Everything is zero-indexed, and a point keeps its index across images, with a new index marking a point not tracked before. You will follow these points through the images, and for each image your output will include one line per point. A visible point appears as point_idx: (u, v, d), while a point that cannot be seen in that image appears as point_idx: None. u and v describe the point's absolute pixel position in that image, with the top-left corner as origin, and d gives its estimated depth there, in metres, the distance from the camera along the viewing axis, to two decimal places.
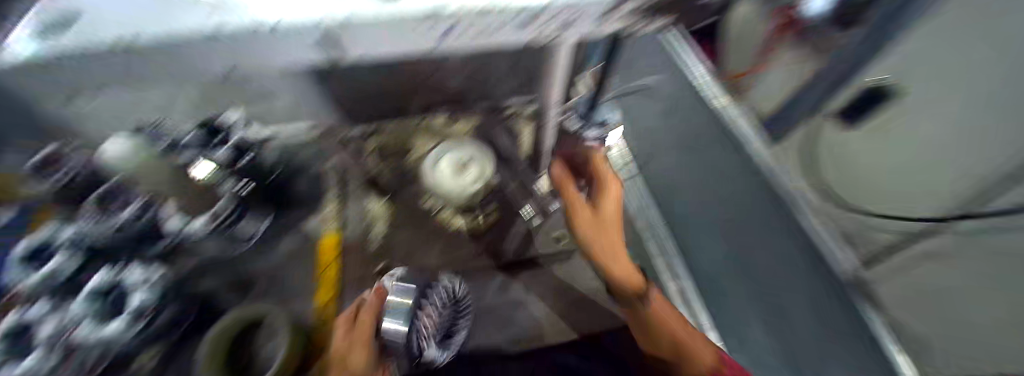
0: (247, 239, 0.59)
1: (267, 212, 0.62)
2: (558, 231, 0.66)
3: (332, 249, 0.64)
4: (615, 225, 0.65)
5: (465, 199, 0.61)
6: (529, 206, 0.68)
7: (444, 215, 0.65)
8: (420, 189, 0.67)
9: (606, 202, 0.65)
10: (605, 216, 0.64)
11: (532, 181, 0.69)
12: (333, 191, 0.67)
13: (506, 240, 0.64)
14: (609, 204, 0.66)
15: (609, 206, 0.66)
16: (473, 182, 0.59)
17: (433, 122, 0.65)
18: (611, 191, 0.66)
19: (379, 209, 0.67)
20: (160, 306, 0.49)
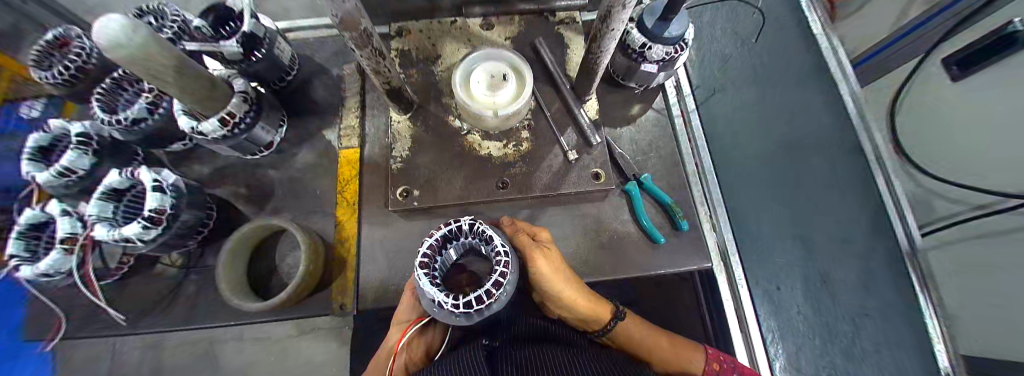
0: (266, 145, 0.61)
1: (281, 118, 0.63)
2: (597, 167, 0.57)
3: (351, 166, 0.60)
4: (581, 285, 0.47)
5: (495, 124, 0.56)
6: (569, 135, 0.59)
7: (473, 140, 0.58)
8: (447, 107, 0.60)
9: (561, 263, 0.46)
10: (556, 275, 0.44)
11: (575, 106, 0.59)
12: (356, 102, 0.64)
13: (539, 169, 0.57)
14: (552, 271, 0.44)
15: (564, 268, 0.45)
16: (510, 103, 0.53)
17: (470, 27, 0.66)
18: (551, 256, 0.45)
19: (402, 124, 0.59)
20: (174, 209, 0.52)
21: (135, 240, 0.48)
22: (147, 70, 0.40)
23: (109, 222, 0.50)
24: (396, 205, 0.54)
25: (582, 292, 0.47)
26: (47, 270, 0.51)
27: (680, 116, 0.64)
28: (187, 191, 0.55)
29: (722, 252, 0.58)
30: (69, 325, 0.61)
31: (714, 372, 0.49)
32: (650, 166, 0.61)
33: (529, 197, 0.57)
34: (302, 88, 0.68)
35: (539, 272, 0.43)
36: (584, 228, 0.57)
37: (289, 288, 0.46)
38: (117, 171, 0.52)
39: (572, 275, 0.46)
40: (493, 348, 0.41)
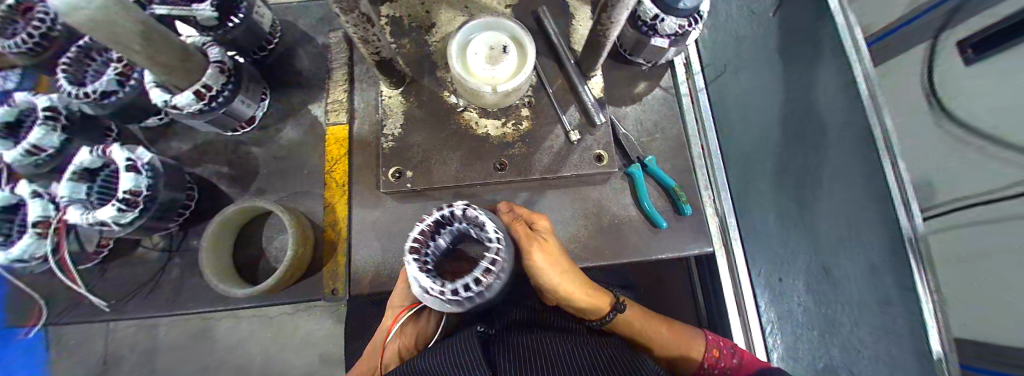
0: (247, 121, 0.57)
1: (263, 91, 0.58)
2: (600, 148, 0.55)
3: (339, 144, 0.56)
4: (579, 276, 0.46)
5: (494, 101, 0.53)
6: (572, 114, 0.55)
7: (469, 118, 0.54)
8: (443, 81, 0.56)
9: (558, 255, 0.44)
10: (552, 270, 0.42)
11: (579, 83, 0.55)
12: (344, 74, 0.60)
13: (539, 150, 0.54)
14: (547, 266, 0.42)
15: (562, 260, 0.44)
16: (509, 79, 0.50)
17: None
18: (548, 248, 0.43)
19: (394, 99, 0.56)
20: (151, 191, 0.49)
21: (111, 224, 0.45)
22: (108, 36, 0.36)
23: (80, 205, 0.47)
24: (388, 186, 0.52)
25: (580, 285, 0.46)
26: (21, 255, 0.48)
27: (687, 95, 0.61)
28: (163, 171, 0.51)
29: (722, 237, 0.58)
30: (50, 308, 0.59)
31: (712, 358, 0.50)
32: (655, 148, 0.58)
33: (529, 179, 0.55)
34: (285, 57, 0.63)
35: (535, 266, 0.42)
36: (584, 211, 0.55)
37: (275, 274, 0.44)
38: (86, 149, 0.48)
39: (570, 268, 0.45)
40: (489, 336, 0.39)
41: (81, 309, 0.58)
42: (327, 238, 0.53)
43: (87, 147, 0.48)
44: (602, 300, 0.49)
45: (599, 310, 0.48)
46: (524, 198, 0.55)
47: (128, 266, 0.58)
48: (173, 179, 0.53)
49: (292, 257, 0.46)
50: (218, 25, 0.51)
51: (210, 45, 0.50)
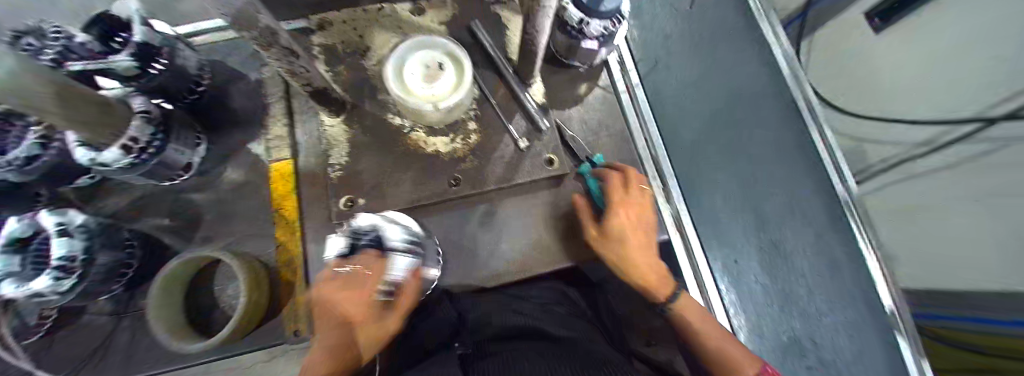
0: (185, 167, 0.55)
1: (197, 136, 0.56)
2: (549, 152, 0.56)
3: (286, 180, 0.55)
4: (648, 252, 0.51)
5: (439, 118, 0.53)
6: (517, 122, 0.56)
7: (417, 138, 0.54)
8: (386, 104, 0.56)
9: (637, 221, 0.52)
10: (617, 241, 0.50)
11: (520, 91, 0.57)
12: (285, 109, 0.59)
13: (490, 161, 0.55)
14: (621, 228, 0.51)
15: (631, 231, 0.51)
16: (449, 95, 0.51)
17: (400, 14, 0.61)
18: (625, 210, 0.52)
19: (337, 128, 0.55)
20: (88, 255, 0.46)
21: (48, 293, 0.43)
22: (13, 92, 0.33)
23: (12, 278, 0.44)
24: (341, 216, 0.51)
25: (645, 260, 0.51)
26: None
27: (626, 90, 0.64)
28: (103, 231, 0.49)
29: (676, 222, 0.60)
30: None
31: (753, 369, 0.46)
32: (602, 146, 0.60)
33: (484, 191, 0.55)
34: (220, 98, 0.61)
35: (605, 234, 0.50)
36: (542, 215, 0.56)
37: (227, 325, 0.42)
38: (13, 218, 0.45)
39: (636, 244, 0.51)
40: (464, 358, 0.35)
41: None
42: (285, 279, 0.51)
43: (14, 217, 0.45)
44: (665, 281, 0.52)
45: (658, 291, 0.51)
46: (482, 210, 0.56)
47: (69, 340, 0.54)
48: (109, 239, 0.50)
49: (244, 304, 0.44)
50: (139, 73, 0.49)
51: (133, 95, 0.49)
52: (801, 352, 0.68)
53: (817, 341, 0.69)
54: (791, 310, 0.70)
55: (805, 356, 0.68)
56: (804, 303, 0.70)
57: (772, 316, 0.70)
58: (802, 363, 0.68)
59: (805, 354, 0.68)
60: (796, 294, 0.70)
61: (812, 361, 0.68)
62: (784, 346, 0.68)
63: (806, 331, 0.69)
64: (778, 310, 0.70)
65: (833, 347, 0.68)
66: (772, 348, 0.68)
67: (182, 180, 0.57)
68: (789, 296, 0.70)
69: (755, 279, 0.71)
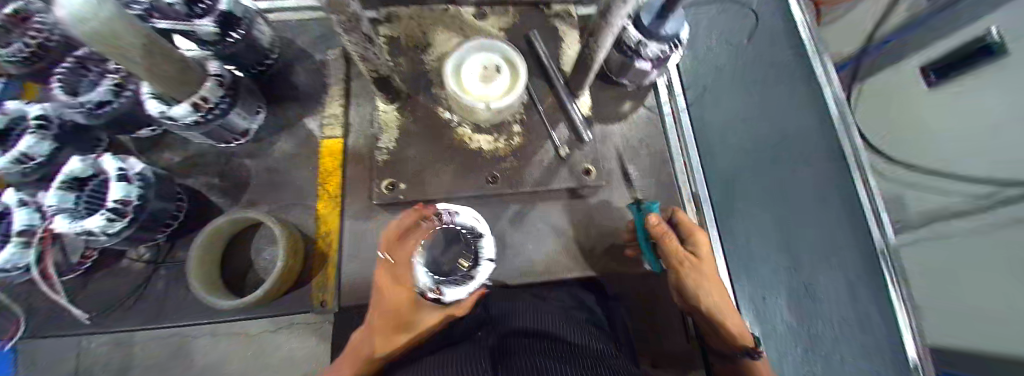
0: (241, 134, 0.57)
1: (257, 105, 0.59)
2: (588, 163, 0.58)
3: (333, 157, 0.57)
4: (737, 306, 0.48)
5: (487, 117, 0.54)
6: (561, 130, 0.58)
7: (463, 133, 0.56)
8: (439, 97, 0.57)
9: (722, 273, 0.49)
10: (715, 291, 0.46)
11: (569, 102, 0.58)
12: (341, 90, 0.62)
13: (530, 164, 0.56)
14: (713, 276, 0.47)
15: (721, 283, 0.48)
16: (502, 97, 0.52)
17: (462, 15, 0.64)
18: (712, 258, 0.49)
19: (389, 114, 0.57)
20: (142, 201, 0.49)
21: (98, 232, 0.45)
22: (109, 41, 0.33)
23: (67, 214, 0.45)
24: (383, 199, 0.52)
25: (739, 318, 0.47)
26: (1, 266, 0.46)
27: (670, 114, 0.65)
28: (154, 181, 0.52)
29: None
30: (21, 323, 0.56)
31: None
32: (640, 164, 0.61)
33: (520, 192, 0.56)
34: (283, 73, 0.65)
35: (705, 276, 0.46)
36: (574, 224, 0.57)
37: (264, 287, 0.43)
38: (77, 158, 0.47)
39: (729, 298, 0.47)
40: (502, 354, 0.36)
41: (55, 325, 0.56)
42: (319, 252, 0.52)
43: (79, 156, 0.48)
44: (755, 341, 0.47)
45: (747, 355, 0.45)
46: (516, 211, 0.57)
47: (109, 279, 0.57)
48: (162, 190, 0.53)
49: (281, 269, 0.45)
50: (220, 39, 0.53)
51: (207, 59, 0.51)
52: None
53: None
54: (814, 354, 0.68)
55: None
56: (831, 349, 0.68)
57: (795, 359, 0.68)
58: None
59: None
60: (822, 341, 0.68)
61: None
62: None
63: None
64: (800, 353, 0.68)
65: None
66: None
67: (241, 143, 0.59)
68: (814, 339, 0.69)
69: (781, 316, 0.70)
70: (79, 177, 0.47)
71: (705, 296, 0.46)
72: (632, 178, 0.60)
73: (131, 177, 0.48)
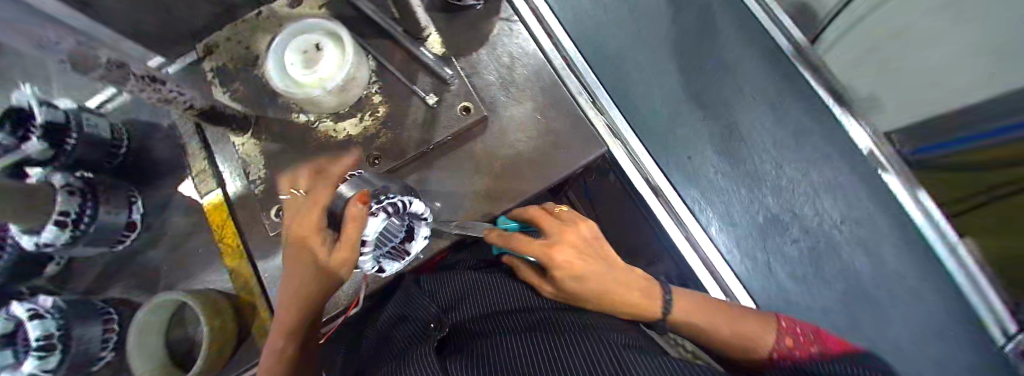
0: (128, 226, 0.57)
1: (130, 193, 0.58)
2: (463, 100, 0.53)
3: (218, 210, 0.55)
4: (615, 275, 0.46)
5: (336, 102, 0.51)
6: (422, 81, 0.53)
7: (326, 128, 0.53)
8: (287, 106, 0.55)
9: (590, 248, 0.47)
10: (581, 270, 0.44)
11: (415, 48, 0.53)
12: (200, 145, 0.58)
13: (405, 129, 0.52)
14: (575, 257, 0.44)
15: (592, 260, 0.46)
16: (337, 74, 0.48)
17: (277, 13, 0.58)
18: (575, 241, 0.46)
19: (249, 145, 0.54)
20: (66, 328, 0.47)
21: (39, 374, 0.44)
22: None
23: (10, 369, 0.45)
24: (275, 226, 0.51)
25: (621, 287, 0.46)
26: None
27: (530, 16, 0.60)
28: (73, 306, 0.50)
29: (613, 132, 0.58)
30: None
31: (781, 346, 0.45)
32: (522, 78, 0.56)
33: (409, 161, 0.53)
34: (142, 154, 0.61)
35: (564, 261, 0.44)
36: (472, 167, 0.54)
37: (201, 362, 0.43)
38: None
39: (604, 272, 0.45)
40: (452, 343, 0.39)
41: None
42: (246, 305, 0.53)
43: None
44: (653, 293, 0.48)
45: (645, 315, 0.47)
46: (413, 181, 0.54)
47: None
48: (88, 311, 0.51)
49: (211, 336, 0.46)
50: (56, 152, 0.50)
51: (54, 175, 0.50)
52: (781, 228, 0.82)
53: (794, 212, 0.82)
54: (761, 190, 0.83)
55: (787, 230, 0.82)
56: (775, 178, 0.83)
57: (745, 204, 0.84)
58: (786, 237, 0.82)
59: (787, 228, 0.82)
60: (762, 177, 0.83)
61: (794, 232, 0.82)
62: (761, 226, 0.83)
63: (783, 206, 0.82)
64: (746, 193, 0.84)
65: (816, 210, 0.81)
66: (749, 233, 0.83)
67: (133, 239, 0.58)
68: (755, 177, 0.84)
69: (715, 172, 0.85)
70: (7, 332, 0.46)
71: (572, 279, 0.44)
72: (517, 95, 0.56)
73: (41, 310, 0.46)
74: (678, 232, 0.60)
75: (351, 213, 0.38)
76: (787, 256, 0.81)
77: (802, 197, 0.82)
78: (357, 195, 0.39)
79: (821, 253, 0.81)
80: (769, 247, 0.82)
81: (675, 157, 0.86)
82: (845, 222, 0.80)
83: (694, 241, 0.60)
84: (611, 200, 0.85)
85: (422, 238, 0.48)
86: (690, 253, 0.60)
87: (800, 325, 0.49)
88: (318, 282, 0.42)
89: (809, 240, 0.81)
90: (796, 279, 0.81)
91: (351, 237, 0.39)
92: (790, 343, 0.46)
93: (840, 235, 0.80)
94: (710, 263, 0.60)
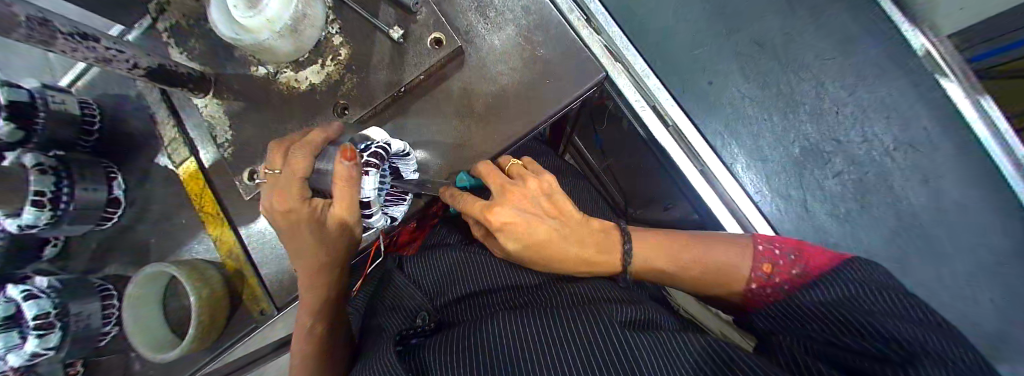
0: (110, 201, 0.56)
1: (105, 166, 0.56)
2: (435, 31, 0.46)
3: (195, 180, 0.54)
4: (563, 234, 0.40)
5: (291, 47, 0.45)
6: (385, 13, 0.46)
7: (287, 80, 0.48)
8: (244, 60, 0.49)
9: (538, 206, 0.41)
10: (523, 231, 0.38)
11: None
12: (166, 111, 0.54)
13: (372, 70, 0.47)
14: (517, 217, 0.39)
15: (536, 218, 0.40)
16: (286, 10, 0.41)
17: None
18: (520, 200, 0.40)
19: (212, 107, 0.50)
20: (64, 307, 0.48)
21: (41, 350, 0.46)
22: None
23: (18, 348, 0.46)
24: (249, 191, 0.48)
25: (574, 248, 0.40)
26: None
27: None
28: (68, 285, 0.50)
29: (612, 57, 0.50)
30: None
31: (767, 275, 0.39)
32: (500, 2, 0.49)
33: (381, 108, 0.48)
34: (114, 130, 0.59)
35: (502, 222, 0.38)
36: (453, 109, 0.48)
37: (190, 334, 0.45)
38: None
39: (549, 230, 0.40)
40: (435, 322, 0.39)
41: None
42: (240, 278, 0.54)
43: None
44: (613, 246, 0.42)
45: (604, 270, 0.42)
46: (391, 129, 0.48)
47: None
48: (83, 288, 0.52)
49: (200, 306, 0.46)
50: (27, 133, 0.48)
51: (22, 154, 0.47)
52: (822, 160, 0.70)
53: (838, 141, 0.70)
54: (797, 117, 0.71)
55: (829, 161, 0.70)
56: (814, 100, 0.70)
57: (777, 136, 0.72)
58: (827, 171, 0.70)
59: (828, 159, 0.70)
60: (800, 100, 0.71)
61: (838, 163, 0.70)
62: (796, 158, 0.72)
63: (825, 134, 0.70)
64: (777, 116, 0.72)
65: (863, 135, 0.69)
66: (781, 168, 0.72)
67: (117, 218, 0.59)
68: (791, 101, 0.71)
69: (742, 98, 0.73)
70: (9, 314, 0.46)
71: (511, 241, 0.39)
72: (497, 22, 0.49)
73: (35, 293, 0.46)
74: (691, 165, 0.51)
75: (339, 173, 0.33)
76: (828, 195, 0.70)
77: (847, 123, 0.69)
78: (337, 147, 0.33)
79: (869, 187, 0.68)
80: (805, 184, 0.71)
81: (690, 91, 0.76)
82: (898, 148, 0.67)
83: (711, 176, 0.51)
84: (618, 140, 0.78)
85: (413, 174, 0.46)
86: (706, 191, 0.50)
87: (779, 240, 0.41)
88: (336, 247, 0.39)
89: (856, 173, 0.69)
90: (836, 217, 0.70)
91: (349, 198, 0.35)
92: (767, 266, 0.39)
93: (893, 164, 0.67)
94: (731, 200, 0.50)
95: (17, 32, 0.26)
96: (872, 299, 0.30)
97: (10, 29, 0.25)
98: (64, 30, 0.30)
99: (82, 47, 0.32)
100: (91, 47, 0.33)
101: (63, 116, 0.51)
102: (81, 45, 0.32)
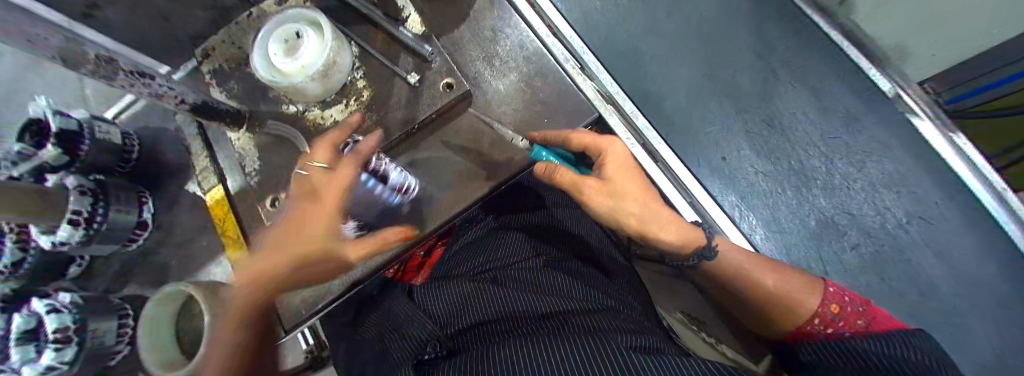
0: (139, 223, 0.61)
1: (138, 190, 0.61)
2: (445, 77, 0.52)
3: (220, 205, 0.59)
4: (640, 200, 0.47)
5: (320, 89, 0.51)
6: (404, 61, 0.53)
7: (314, 116, 0.54)
8: (276, 99, 0.55)
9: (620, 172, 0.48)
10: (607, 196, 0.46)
11: (393, 27, 0.53)
12: (200, 143, 0.60)
13: (389, 109, 0.53)
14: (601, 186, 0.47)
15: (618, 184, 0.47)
16: (319, 56, 0.47)
17: (263, 11, 0.59)
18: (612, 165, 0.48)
19: (242, 138, 0.55)
20: (82, 322, 0.50)
21: (56, 364, 0.48)
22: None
23: (34, 362, 0.48)
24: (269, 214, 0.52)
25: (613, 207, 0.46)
26: None
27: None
28: (90, 302, 0.53)
29: (602, 95, 0.56)
30: None
31: (832, 315, 0.42)
32: (504, 52, 0.56)
33: (395, 143, 0.53)
34: (149, 158, 0.65)
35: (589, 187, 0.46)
36: (459, 142, 0.53)
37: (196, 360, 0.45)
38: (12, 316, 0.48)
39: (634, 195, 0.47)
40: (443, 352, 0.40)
41: None
42: None
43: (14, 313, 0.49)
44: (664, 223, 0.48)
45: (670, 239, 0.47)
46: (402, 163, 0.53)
47: None
48: (104, 304, 0.55)
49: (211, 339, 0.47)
50: (71, 159, 0.53)
51: (69, 176, 0.52)
52: (839, 233, 0.74)
53: (854, 215, 0.74)
54: (810, 191, 0.76)
55: (844, 234, 0.74)
56: (825, 175, 0.76)
57: (792, 209, 0.76)
58: (845, 244, 0.74)
59: (844, 233, 0.74)
60: (810, 176, 0.76)
61: (853, 236, 0.73)
62: (813, 231, 0.75)
63: (837, 208, 0.75)
64: (790, 196, 0.77)
65: (876, 209, 0.73)
66: (801, 240, 0.75)
67: (141, 240, 0.63)
68: (803, 176, 0.77)
69: (753, 172, 0.79)
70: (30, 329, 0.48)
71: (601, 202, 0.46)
72: (501, 69, 0.55)
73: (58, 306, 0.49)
74: (681, 197, 0.55)
75: (347, 165, 0.42)
76: (846, 266, 0.73)
77: (860, 197, 0.74)
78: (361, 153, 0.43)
79: (885, 259, 0.72)
80: (825, 256, 0.74)
81: (692, 139, 0.82)
82: (911, 221, 0.72)
83: (699, 206, 0.55)
84: None
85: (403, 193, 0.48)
86: (695, 221, 0.55)
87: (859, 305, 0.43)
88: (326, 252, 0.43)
89: (872, 246, 0.73)
90: (846, 271, 0.72)
91: (342, 188, 0.42)
92: (835, 308, 0.42)
93: (906, 236, 0.72)
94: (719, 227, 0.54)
95: (87, 67, 0.30)
96: (919, 354, 0.32)
97: (82, 64, 0.29)
98: (126, 68, 0.34)
99: (138, 83, 0.37)
100: (147, 84, 0.38)
101: (107, 146, 0.57)
102: (138, 81, 0.37)
